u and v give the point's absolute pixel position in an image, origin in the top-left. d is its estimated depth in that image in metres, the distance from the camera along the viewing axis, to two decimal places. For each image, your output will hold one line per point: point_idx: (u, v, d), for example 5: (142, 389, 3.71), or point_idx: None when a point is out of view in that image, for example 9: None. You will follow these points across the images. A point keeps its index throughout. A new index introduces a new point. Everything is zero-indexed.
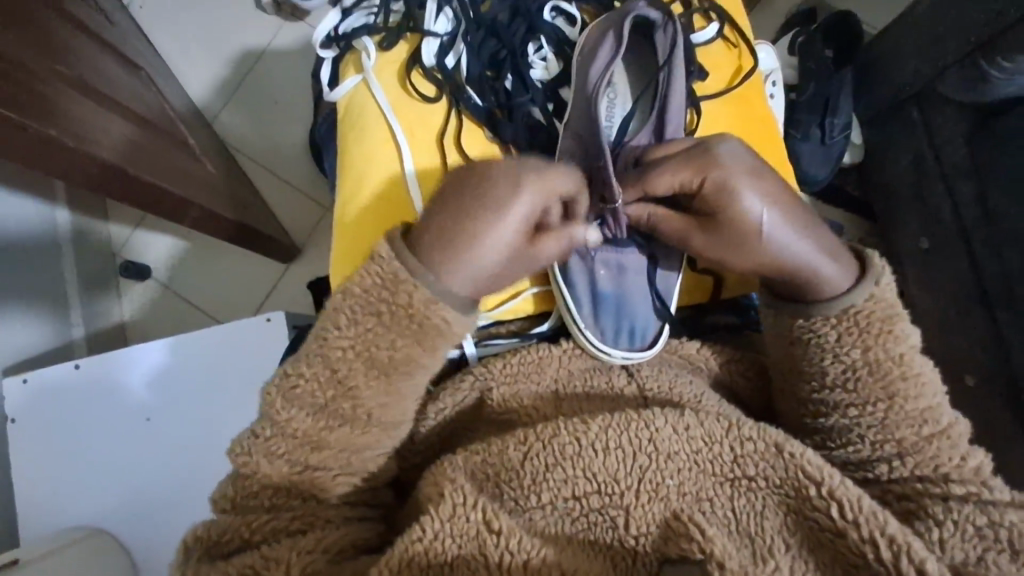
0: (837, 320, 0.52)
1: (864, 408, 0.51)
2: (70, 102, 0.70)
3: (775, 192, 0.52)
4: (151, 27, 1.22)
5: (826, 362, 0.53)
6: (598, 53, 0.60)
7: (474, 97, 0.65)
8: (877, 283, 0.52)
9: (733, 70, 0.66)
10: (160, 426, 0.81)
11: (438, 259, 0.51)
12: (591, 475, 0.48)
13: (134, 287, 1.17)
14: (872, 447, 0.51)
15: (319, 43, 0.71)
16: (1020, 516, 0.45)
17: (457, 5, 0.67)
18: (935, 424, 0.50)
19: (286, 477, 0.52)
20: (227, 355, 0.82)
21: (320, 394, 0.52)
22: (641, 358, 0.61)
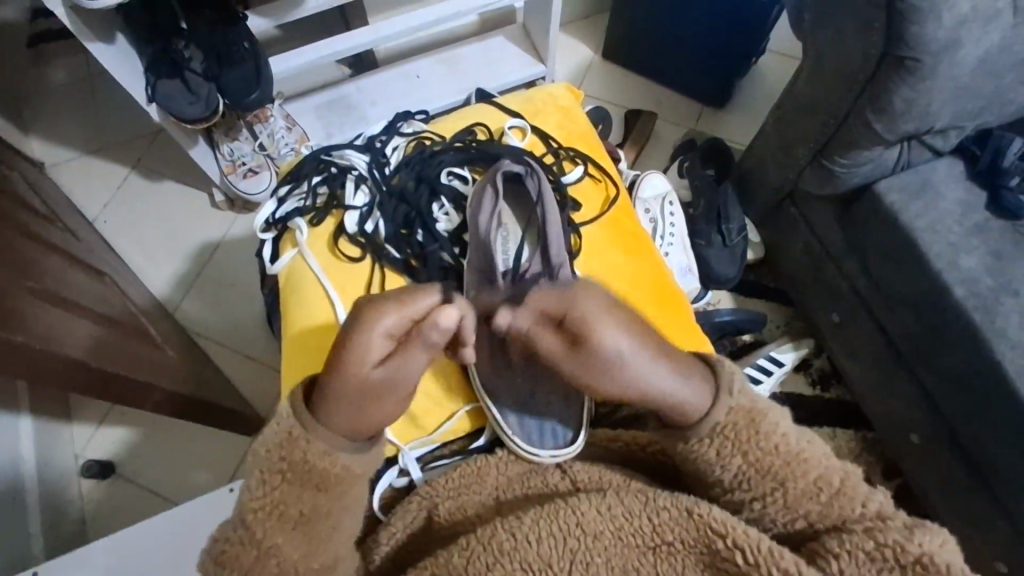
0: (709, 440, 0.60)
1: (764, 500, 0.58)
2: (39, 313, 0.78)
3: (632, 329, 0.60)
4: (116, 238, 1.35)
5: (719, 472, 0.60)
6: (484, 203, 0.73)
7: (393, 252, 0.76)
8: (731, 396, 0.61)
9: (602, 199, 0.81)
10: None
11: (327, 411, 0.57)
12: (528, 566, 0.52)
13: (96, 485, 1.18)
14: (785, 526, 0.58)
15: (260, 227, 0.82)
16: (903, 533, 0.52)
17: (372, 182, 0.81)
18: (831, 488, 0.56)
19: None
20: (178, 533, 0.82)
21: (259, 545, 0.56)
22: (569, 453, 0.67)
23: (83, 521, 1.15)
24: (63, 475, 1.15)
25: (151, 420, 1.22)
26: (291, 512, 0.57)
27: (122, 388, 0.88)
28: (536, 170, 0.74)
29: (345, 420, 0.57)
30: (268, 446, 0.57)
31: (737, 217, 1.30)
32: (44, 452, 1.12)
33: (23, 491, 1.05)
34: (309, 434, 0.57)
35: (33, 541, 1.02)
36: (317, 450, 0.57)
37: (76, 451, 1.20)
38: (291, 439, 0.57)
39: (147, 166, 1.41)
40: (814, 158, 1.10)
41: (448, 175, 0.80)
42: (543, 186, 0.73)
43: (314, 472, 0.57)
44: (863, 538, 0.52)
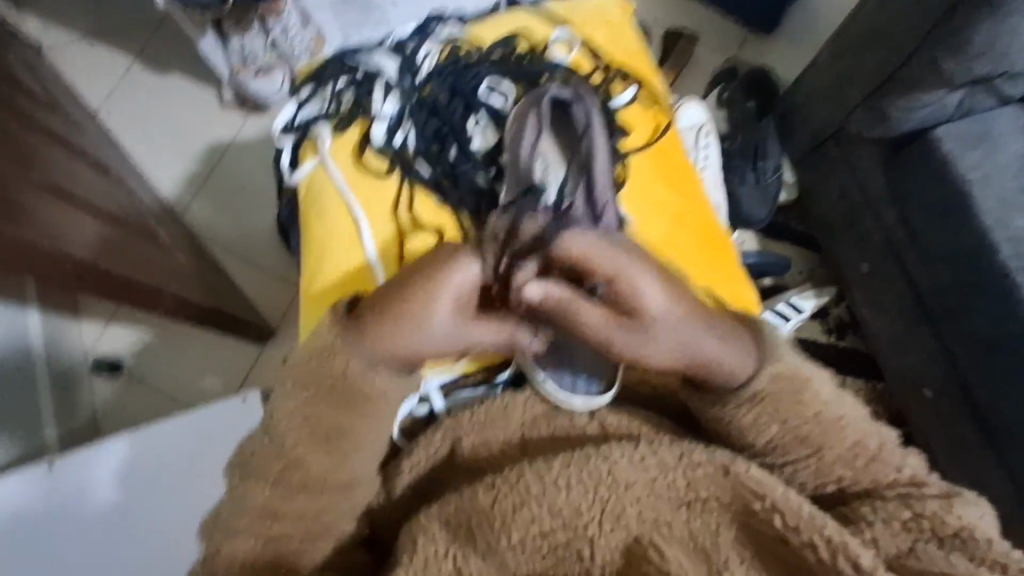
0: (748, 405, 0.56)
1: (797, 465, 0.56)
2: (44, 208, 0.74)
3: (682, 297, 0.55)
4: (120, 133, 1.28)
5: (752, 436, 0.57)
6: (525, 133, 0.69)
7: (423, 170, 0.72)
8: (780, 361, 0.57)
9: (650, 129, 0.75)
10: (138, 518, 0.77)
11: (377, 338, 0.54)
12: (556, 511, 0.51)
13: (108, 383, 1.18)
14: (816, 484, 0.56)
15: (279, 132, 0.77)
16: (942, 504, 0.51)
17: (402, 90, 0.75)
18: (867, 454, 0.54)
19: (257, 552, 0.56)
20: (196, 440, 0.81)
21: (273, 468, 0.56)
22: (601, 401, 0.64)
23: (94, 417, 1.16)
24: (75, 371, 1.15)
25: (161, 322, 1.20)
26: (321, 424, 0.55)
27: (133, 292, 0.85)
28: (583, 96, 0.70)
29: (392, 353, 0.54)
30: (304, 362, 0.55)
31: (773, 152, 1.22)
32: (54, 348, 1.11)
33: (37, 383, 1.04)
34: (353, 358, 0.54)
35: (46, 434, 1.02)
36: (353, 368, 0.54)
37: (87, 349, 1.19)
38: (335, 360, 0.54)
39: (151, 56, 1.32)
40: (867, 99, 1.01)
41: (487, 89, 0.74)
42: (591, 114, 0.69)
43: (342, 384, 0.55)
44: (899, 507, 0.51)
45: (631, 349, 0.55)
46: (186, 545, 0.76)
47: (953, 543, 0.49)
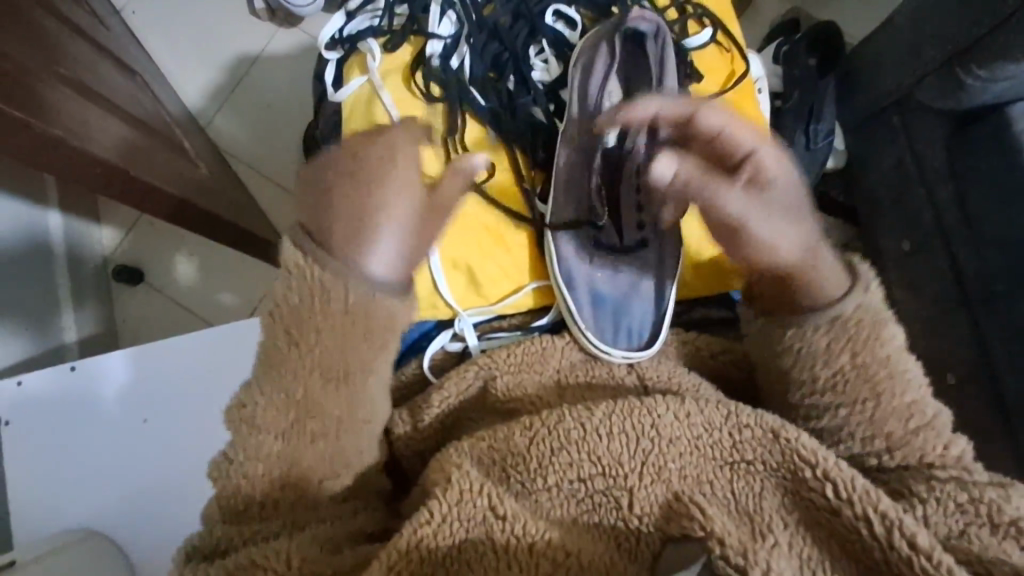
0: (826, 329, 0.56)
1: (852, 407, 0.54)
2: (71, 103, 0.70)
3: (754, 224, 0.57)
4: (145, 34, 1.22)
5: (816, 368, 0.56)
6: (594, 68, 0.67)
7: (478, 98, 0.68)
8: (864, 295, 0.55)
9: (725, 75, 0.71)
10: (160, 426, 0.79)
11: (338, 234, 0.53)
12: (596, 459, 0.49)
13: (127, 292, 1.17)
14: (863, 444, 0.54)
15: (325, 45, 0.73)
16: (999, 492, 0.49)
17: (460, 8, 0.71)
18: (921, 417, 0.53)
19: (274, 476, 0.53)
20: (221, 357, 0.81)
21: (304, 391, 0.53)
22: (642, 357, 0.63)
23: (113, 325, 1.16)
24: (96, 277, 1.14)
25: (182, 235, 1.19)
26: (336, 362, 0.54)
27: (157, 201, 0.82)
28: (661, 33, 0.67)
29: (362, 246, 0.53)
30: (305, 282, 0.52)
31: (828, 118, 1.11)
32: (75, 250, 1.10)
33: (58, 287, 1.04)
34: (329, 269, 0.52)
35: (64, 337, 1.04)
36: (354, 292, 0.53)
37: (106, 256, 1.18)
38: (319, 277, 0.52)
39: None
40: (940, 66, 0.91)
41: (552, 15, 0.71)
42: (666, 52, 0.67)
43: (353, 309, 0.53)
44: (956, 490, 0.49)
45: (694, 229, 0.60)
46: (204, 449, 0.79)
47: (1007, 532, 0.47)
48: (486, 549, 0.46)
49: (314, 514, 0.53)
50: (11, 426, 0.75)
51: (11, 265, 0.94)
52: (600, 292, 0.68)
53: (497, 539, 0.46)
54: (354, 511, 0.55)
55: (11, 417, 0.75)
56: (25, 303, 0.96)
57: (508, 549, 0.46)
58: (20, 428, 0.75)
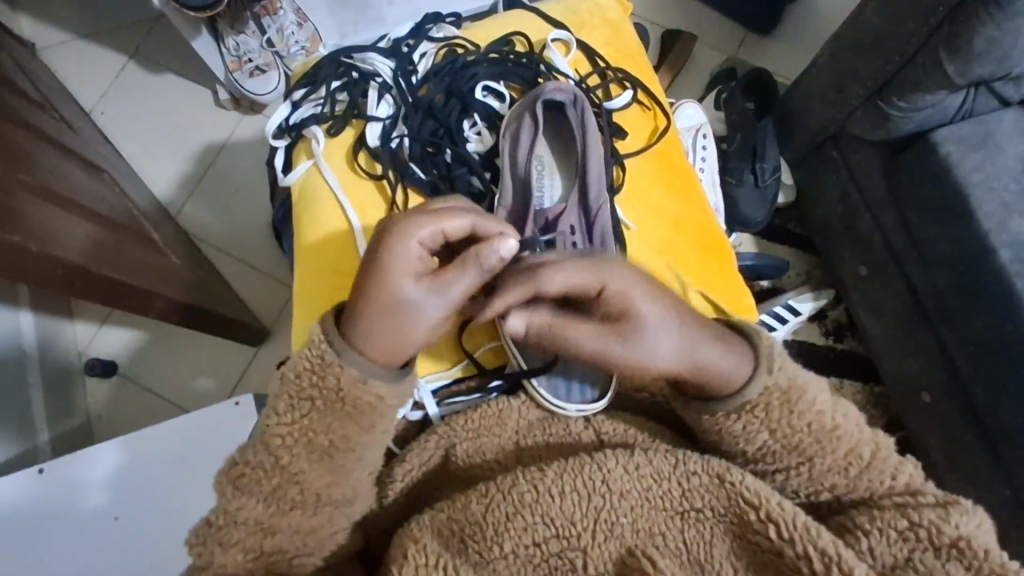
0: (737, 415, 0.55)
1: (788, 472, 0.55)
2: (35, 209, 0.73)
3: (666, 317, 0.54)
4: (114, 134, 1.27)
5: (743, 444, 0.56)
6: (521, 138, 0.70)
7: (418, 172, 0.71)
8: (769, 376, 0.54)
9: (649, 130, 0.75)
10: (129, 525, 0.77)
11: (361, 328, 0.52)
12: (550, 520, 0.50)
13: (102, 384, 1.16)
14: (809, 496, 0.55)
15: (272, 134, 0.77)
16: (939, 512, 0.49)
17: (397, 92, 0.75)
18: (859, 462, 0.53)
19: (248, 563, 0.53)
20: (189, 442, 0.80)
21: (266, 482, 0.53)
22: (596, 409, 0.64)
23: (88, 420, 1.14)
24: (69, 373, 1.14)
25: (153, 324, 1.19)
26: (319, 441, 0.53)
27: (124, 296, 0.83)
28: (579, 99, 0.69)
29: (380, 343, 0.52)
30: (297, 372, 0.53)
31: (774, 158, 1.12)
32: (46, 347, 1.10)
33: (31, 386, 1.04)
34: (339, 359, 0.52)
35: (39, 437, 1.02)
36: (349, 377, 0.52)
37: (81, 349, 1.18)
38: (324, 361, 0.52)
39: (146, 55, 1.30)
40: (868, 101, 0.91)
41: (483, 90, 0.75)
42: (587, 116, 0.69)
43: (344, 400, 0.53)
44: (896, 516, 0.50)
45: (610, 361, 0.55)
46: (175, 547, 0.77)
47: (950, 553, 0.48)
48: None
49: None
50: None
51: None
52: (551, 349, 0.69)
53: None
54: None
55: None
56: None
57: None
58: None
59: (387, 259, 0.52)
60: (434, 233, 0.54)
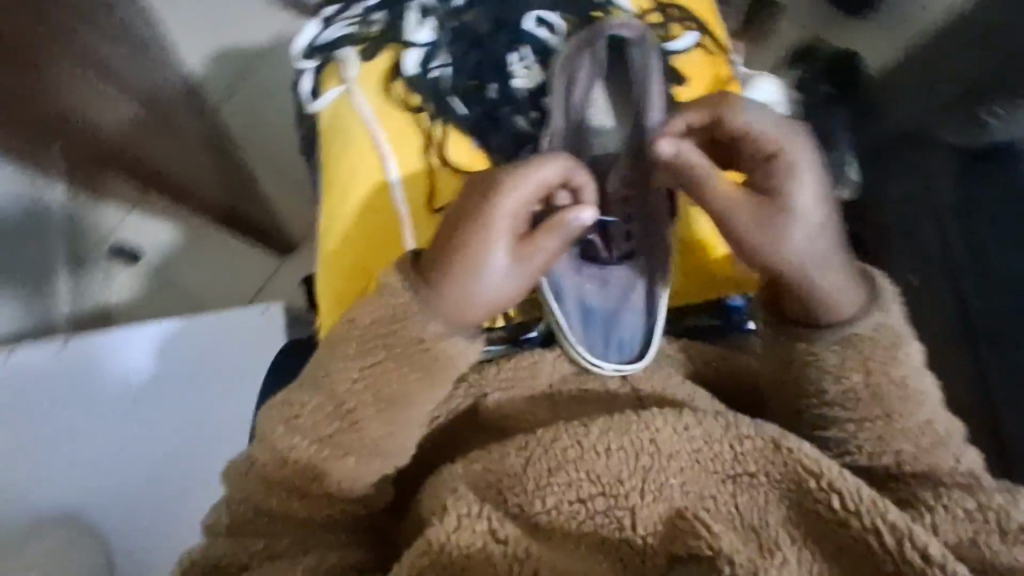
0: (840, 346, 0.55)
1: (862, 424, 0.53)
2: None
3: (823, 203, 0.55)
4: None
5: (827, 382, 0.55)
6: (574, 81, 0.66)
7: (459, 107, 0.68)
8: (884, 310, 0.55)
9: (710, 78, 0.71)
10: (152, 413, 0.80)
11: (449, 278, 0.53)
12: (595, 477, 0.48)
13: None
14: (871, 458, 0.53)
15: (301, 54, 0.73)
16: (1007, 498, 0.48)
17: (439, 17, 0.71)
18: (935, 435, 0.52)
19: (290, 501, 0.53)
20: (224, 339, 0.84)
21: (325, 425, 0.53)
22: (633, 370, 0.60)
23: None
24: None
25: None
26: (387, 389, 0.54)
27: None
28: (646, 39, 0.66)
29: (468, 299, 0.54)
30: (372, 320, 0.54)
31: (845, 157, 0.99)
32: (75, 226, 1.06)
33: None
34: (423, 310, 0.54)
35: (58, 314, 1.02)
36: (433, 333, 0.54)
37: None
38: (408, 320, 0.54)
39: None
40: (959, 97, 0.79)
41: (535, 21, 0.70)
42: (648, 62, 0.65)
43: (427, 350, 0.54)
44: (963, 496, 0.48)
45: (752, 235, 0.55)
46: (194, 444, 0.81)
47: (1017, 538, 0.46)
48: None
49: (318, 535, 0.54)
50: None
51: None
52: (589, 305, 0.65)
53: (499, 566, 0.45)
54: (349, 538, 0.55)
55: None
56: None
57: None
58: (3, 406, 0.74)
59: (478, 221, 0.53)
60: (533, 191, 0.55)
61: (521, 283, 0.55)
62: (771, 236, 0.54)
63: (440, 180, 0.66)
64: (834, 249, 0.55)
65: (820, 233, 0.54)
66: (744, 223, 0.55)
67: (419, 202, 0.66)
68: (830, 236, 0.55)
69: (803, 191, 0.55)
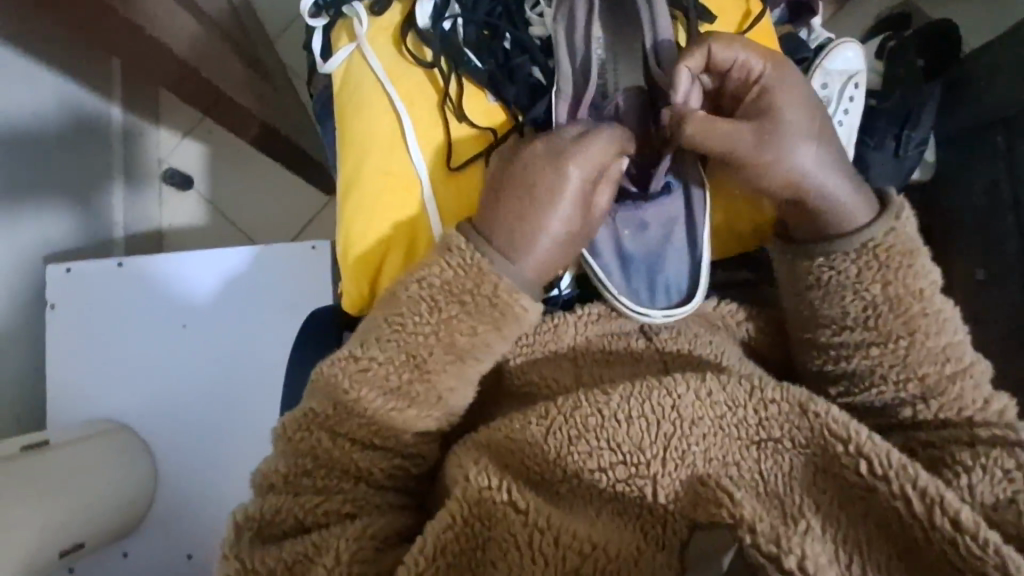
0: (857, 254, 0.55)
1: (883, 348, 0.54)
2: None
3: (816, 125, 0.56)
4: None
5: (845, 302, 0.55)
6: (576, 20, 0.63)
7: (474, 61, 0.65)
8: (898, 219, 0.55)
9: (740, 16, 0.68)
10: (194, 335, 0.84)
11: (523, 242, 0.56)
12: (615, 446, 0.48)
13: (173, 198, 1.12)
14: (896, 389, 0.54)
15: (308, 12, 0.70)
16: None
17: None
18: (957, 362, 0.53)
19: (351, 451, 0.54)
20: (267, 278, 0.84)
21: (395, 376, 0.54)
22: (685, 312, 0.60)
23: (159, 227, 1.12)
24: (144, 179, 1.10)
25: (228, 143, 1.12)
26: (460, 342, 0.55)
27: None
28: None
29: (530, 254, 0.56)
30: (446, 280, 0.55)
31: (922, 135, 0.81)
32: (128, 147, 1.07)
33: (101, 183, 1.01)
34: (498, 267, 0.55)
35: (113, 233, 1.05)
36: (508, 287, 0.55)
37: (160, 157, 1.12)
38: (477, 272, 0.55)
39: None
40: None
41: None
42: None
43: (496, 303, 0.55)
44: (1004, 456, 0.47)
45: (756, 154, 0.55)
46: (229, 371, 0.84)
47: None
48: (509, 545, 0.45)
49: (365, 500, 0.54)
50: (56, 309, 0.84)
51: (50, 148, 0.89)
52: (628, 248, 0.63)
53: (518, 534, 0.45)
54: (393, 505, 0.56)
55: (58, 300, 0.84)
56: (69, 190, 0.94)
57: (530, 542, 0.44)
58: (69, 310, 0.84)
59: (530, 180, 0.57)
60: (591, 164, 0.57)
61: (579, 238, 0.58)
62: (777, 154, 0.55)
63: (458, 138, 0.64)
64: (839, 169, 0.56)
65: (818, 138, 0.56)
66: (750, 138, 0.55)
67: (438, 162, 0.64)
68: (833, 159, 0.56)
69: (795, 113, 0.55)
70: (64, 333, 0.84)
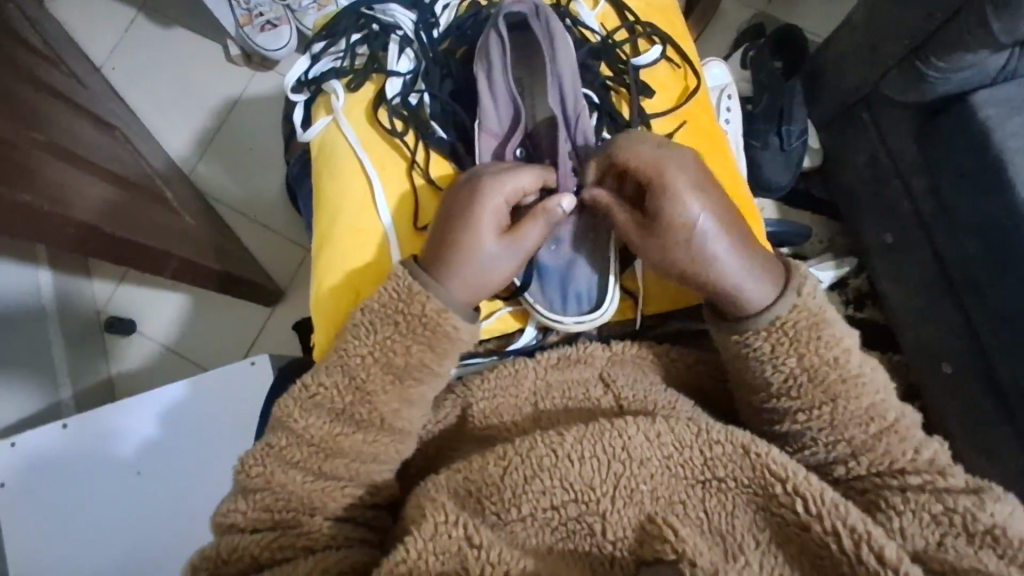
0: (767, 332, 0.57)
1: (809, 412, 0.56)
2: (49, 168, 0.72)
3: (717, 208, 0.59)
4: (125, 87, 1.25)
5: (768, 372, 0.57)
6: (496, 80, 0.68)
7: (439, 132, 0.71)
8: (798, 296, 0.58)
9: (678, 91, 0.77)
10: (150, 480, 0.84)
11: (443, 265, 0.59)
12: (568, 485, 0.50)
13: (120, 345, 1.18)
14: (827, 449, 0.56)
15: (292, 89, 0.79)
16: (973, 500, 0.50)
17: (417, 47, 0.75)
18: (881, 421, 0.55)
19: (308, 485, 0.56)
20: (218, 403, 0.86)
21: (340, 399, 0.58)
22: (594, 320, 0.67)
23: (109, 377, 1.16)
24: (88, 334, 1.15)
25: (172, 284, 1.19)
26: (396, 361, 0.58)
27: (142, 258, 0.82)
28: (541, 10, 0.69)
29: (457, 276, 0.59)
30: (383, 304, 0.59)
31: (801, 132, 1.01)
32: (66, 303, 1.12)
33: (43, 347, 1.05)
34: (425, 290, 0.59)
35: (60, 392, 1.06)
36: (433, 306, 0.58)
37: (97, 308, 1.19)
38: (409, 293, 0.58)
39: (153, 9, 1.27)
40: (903, 62, 0.84)
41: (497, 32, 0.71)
42: (553, 27, 0.68)
43: (425, 325, 0.58)
44: (930, 501, 0.50)
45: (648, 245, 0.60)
46: (191, 502, 0.84)
47: (984, 541, 0.48)
48: None
49: (316, 544, 0.54)
50: (5, 488, 0.82)
51: None
52: (543, 262, 0.68)
53: (472, 570, 0.46)
54: (351, 538, 0.56)
55: (7, 479, 0.82)
56: (20, 365, 0.99)
57: None
58: (14, 488, 0.82)
59: (463, 205, 0.60)
60: (508, 195, 0.61)
61: (511, 262, 0.61)
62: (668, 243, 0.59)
63: (423, 198, 0.69)
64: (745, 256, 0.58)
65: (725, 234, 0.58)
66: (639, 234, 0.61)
67: (406, 223, 0.69)
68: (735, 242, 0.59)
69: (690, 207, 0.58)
70: (11, 513, 0.82)
